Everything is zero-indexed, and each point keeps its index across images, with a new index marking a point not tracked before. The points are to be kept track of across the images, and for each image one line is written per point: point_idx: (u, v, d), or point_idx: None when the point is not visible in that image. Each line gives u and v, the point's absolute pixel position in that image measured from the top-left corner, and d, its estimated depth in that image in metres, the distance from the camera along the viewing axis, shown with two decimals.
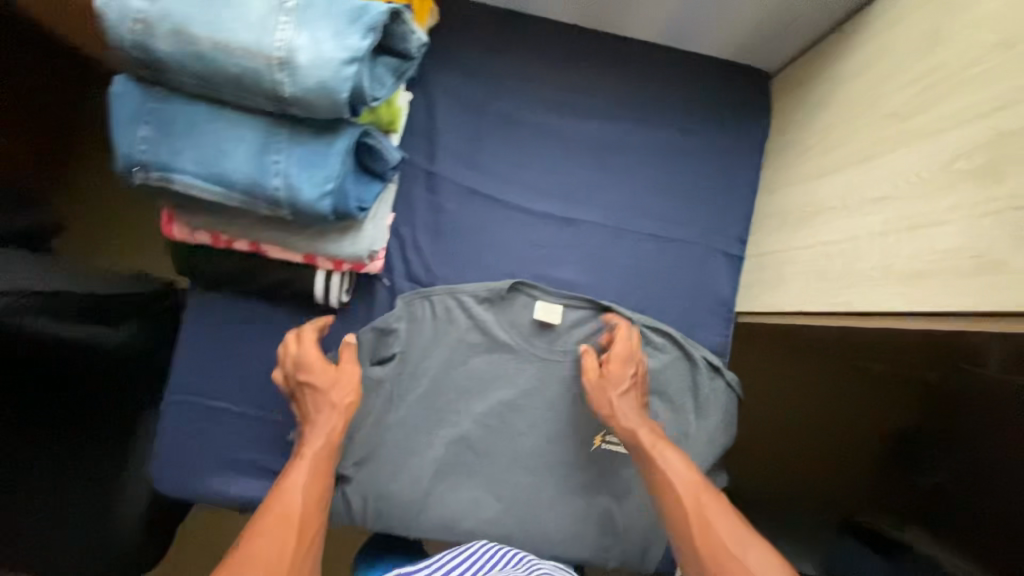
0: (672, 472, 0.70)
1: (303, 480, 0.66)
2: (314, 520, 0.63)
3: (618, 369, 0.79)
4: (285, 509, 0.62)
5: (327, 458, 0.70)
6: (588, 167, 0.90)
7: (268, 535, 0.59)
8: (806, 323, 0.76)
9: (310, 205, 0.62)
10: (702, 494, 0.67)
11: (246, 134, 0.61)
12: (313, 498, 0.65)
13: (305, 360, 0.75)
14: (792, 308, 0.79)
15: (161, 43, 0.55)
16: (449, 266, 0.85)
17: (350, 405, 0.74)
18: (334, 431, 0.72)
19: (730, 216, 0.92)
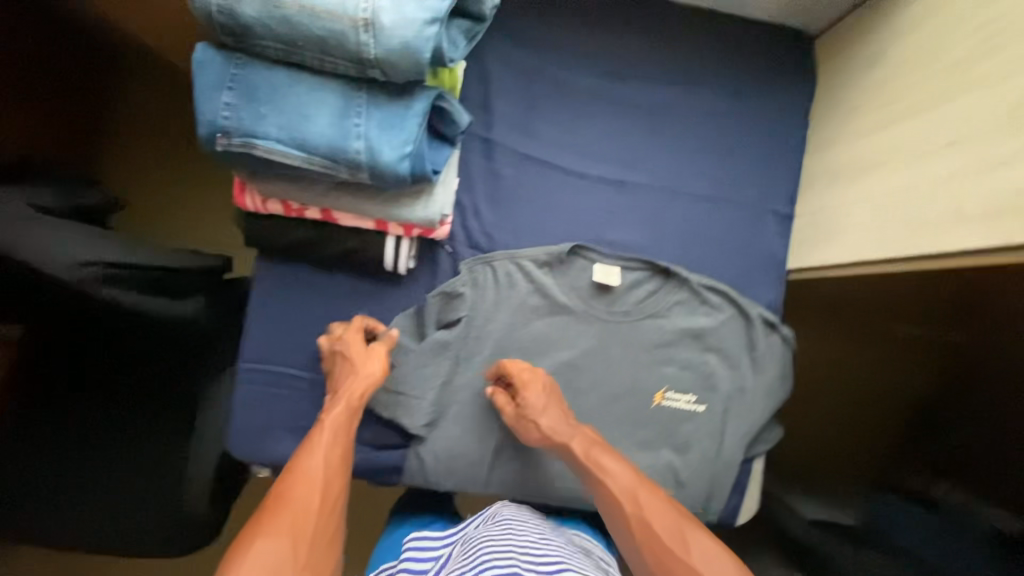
0: (614, 482, 0.73)
1: (323, 443, 0.71)
2: (336, 479, 0.70)
3: (534, 396, 0.79)
4: (307, 468, 0.68)
5: (348, 424, 0.75)
6: (643, 129, 0.89)
7: (294, 492, 0.65)
8: (866, 272, 0.76)
9: (390, 167, 0.66)
10: (644, 498, 0.71)
11: (327, 99, 0.65)
12: (333, 463, 0.71)
13: (345, 338, 0.78)
14: (849, 260, 0.78)
15: (249, 7, 0.59)
16: (508, 232, 0.87)
17: (376, 375, 0.77)
18: (355, 395, 0.76)
19: (784, 175, 0.90)
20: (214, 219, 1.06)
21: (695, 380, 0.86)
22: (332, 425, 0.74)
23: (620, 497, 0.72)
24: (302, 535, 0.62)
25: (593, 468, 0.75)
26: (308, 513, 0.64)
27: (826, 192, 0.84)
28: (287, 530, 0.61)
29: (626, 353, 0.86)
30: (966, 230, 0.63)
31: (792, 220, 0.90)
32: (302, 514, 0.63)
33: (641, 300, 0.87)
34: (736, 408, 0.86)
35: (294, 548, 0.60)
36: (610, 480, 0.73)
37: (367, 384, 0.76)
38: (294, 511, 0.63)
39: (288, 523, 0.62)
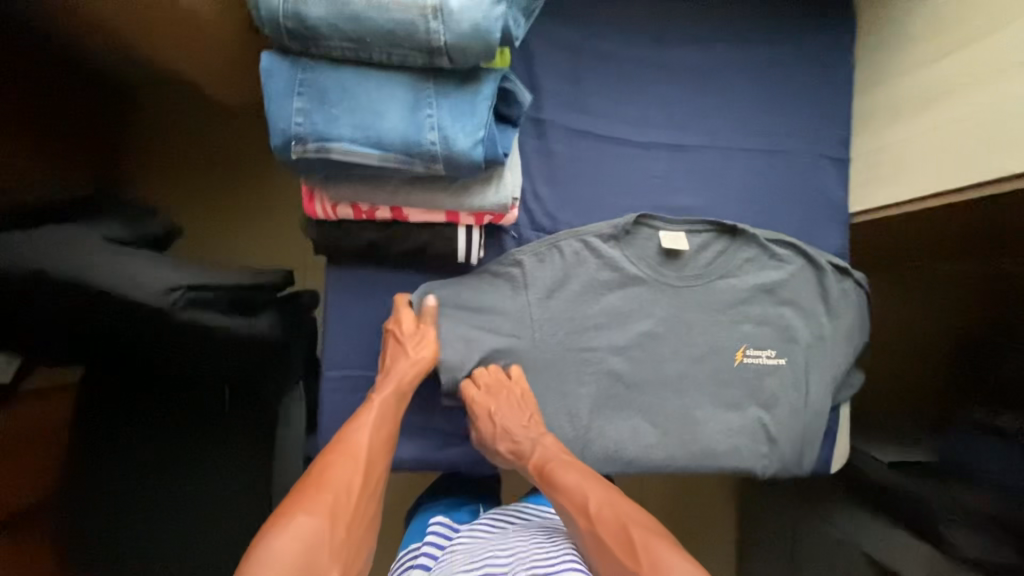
0: (567, 495, 0.75)
1: (369, 421, 0.74)
2: (378, 459, 0.73)
3: (486, 425, 0.80)
4: (351, 445, 0.71)
5: (396, 404, 0.77)
6: (690, 91, 0.89)
7: (335, 467, 0.69)
8: (938, 202, 0.78)
9: (466, 154, 0.66)
10: (595, 510, 0.72)
11: (397, 94, 0.65)
12: (380, 439, 0.74)
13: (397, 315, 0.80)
14: (924, 192, 0.79)
15: (317, 8, 0.59)
16: (570, 210, 0.87)
17: (428, 361, 0.78)
18: (404, 380, 0.77)
19: (834, 119, 0.91)
20: (272, 229, 1.08)
21: (774, 335, 0.86)
22: (381, 404, 0.76)
23: (573, 511, 0.73)
24: (341, 512, 0.65)
25: (546, 482, 0.77)
26: (349, 489, 0.67)
27: (885, 128, 0.86)
28: (327, 505, 0.65)
29: (703, 316, 0.86)
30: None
31: (847, 163, 0.91)
32: (342, 490, 0.67)
33: (710, 261, 0.87)
34: (818, 358, 0.86)
35: (333, 524, 0.63)
36: (562, 497, 0.75)
37: (418, 368, 0.77)
38: (335, 487, 0.67)
39: (330, 497, 0.65)
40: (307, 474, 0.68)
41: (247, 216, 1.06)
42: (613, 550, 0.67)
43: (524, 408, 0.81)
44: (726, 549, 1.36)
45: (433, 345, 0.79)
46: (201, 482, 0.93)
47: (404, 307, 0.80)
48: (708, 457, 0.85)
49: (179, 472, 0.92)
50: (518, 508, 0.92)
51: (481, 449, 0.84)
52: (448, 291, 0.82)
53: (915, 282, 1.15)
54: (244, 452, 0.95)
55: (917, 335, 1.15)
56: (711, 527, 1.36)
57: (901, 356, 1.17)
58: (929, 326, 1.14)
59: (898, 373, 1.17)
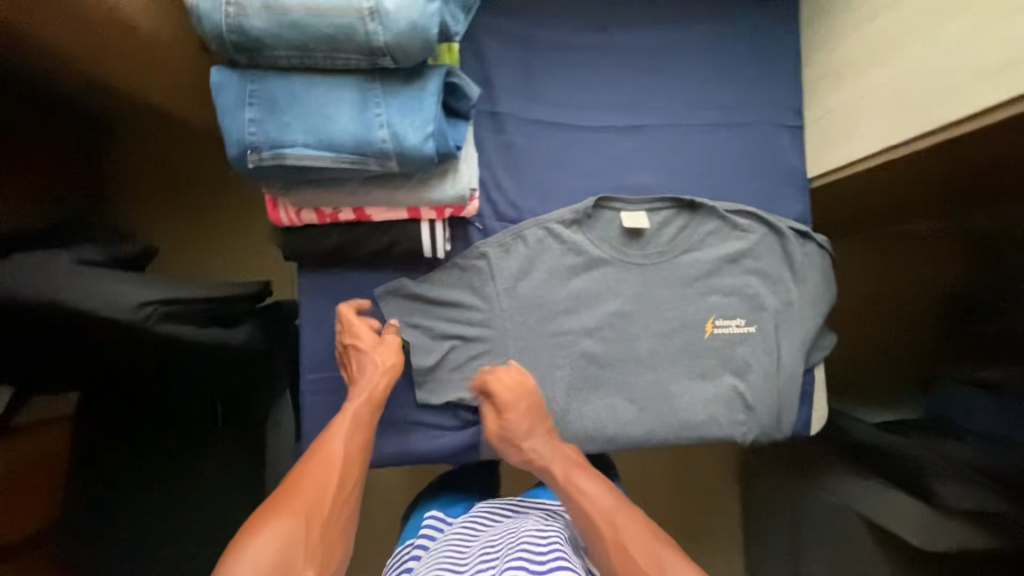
0: (586, 501, 0.74)
1: (343, 429, 0.75)
2: (353, 466, 0.73)
3: (516, 417, 0.79)
4: (327, 452, 0.72)
5: (369, 413, 0.78)
6: (642, 72, 0.91)
7: (311, 473, 0.69)
8: (893, 156, 0.79)
9: (417, 149, 0.68)
10: (618, 517, 0.71)
11: (345, 97, 0.67)
12: (354, 447, 0.74)
13: (352, 326, 0.80)
14: (876, 147, 0.80)
15: (257, 20, 0.61)
16: (533, 198, 0.88)
17: (394, 366, 0.80)
18: (376, 389, 0.78)
19: (786, 88, 0.92)
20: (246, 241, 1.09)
21: (741, 304, 0.88)
22: (355, 411, 0.76)
23: (594, 515, 0.72)
24: (316, 515, 0.66)
25: (566, 487, 0.76)
26: (324, 495, 0.68)
27: (836, 91, 0.87)
28: (302, 509, 0.65)
29: (670, 291, 0.88)
30: (989, 87, 0.65)
31: (803, 130, 0.92)
32: (319, 496, 0.67)
33: (674, 237, 0.89)
34: (786, 322, 0.88)
35: (307, 527, 0.64)
36: (584, 503, 0.73)
37: (387, 376, 0.79)
38: (310, 492, 0.67)
39: (306, 502, 0.66)
40: (282, 486, 0.68)
41: (219, 233, 1.07)
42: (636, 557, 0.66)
43: (540, 414, 0.81)
44: (729, 519, 1.40)
45: (399, 352, 0.81)
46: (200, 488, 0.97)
47: (355, 319, 0.81)
48: (687, 429, 0.87)
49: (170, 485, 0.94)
50: (508, 500, 0.94)
51: (496, 444, 0.81)
52: (417, 287, 0.84)
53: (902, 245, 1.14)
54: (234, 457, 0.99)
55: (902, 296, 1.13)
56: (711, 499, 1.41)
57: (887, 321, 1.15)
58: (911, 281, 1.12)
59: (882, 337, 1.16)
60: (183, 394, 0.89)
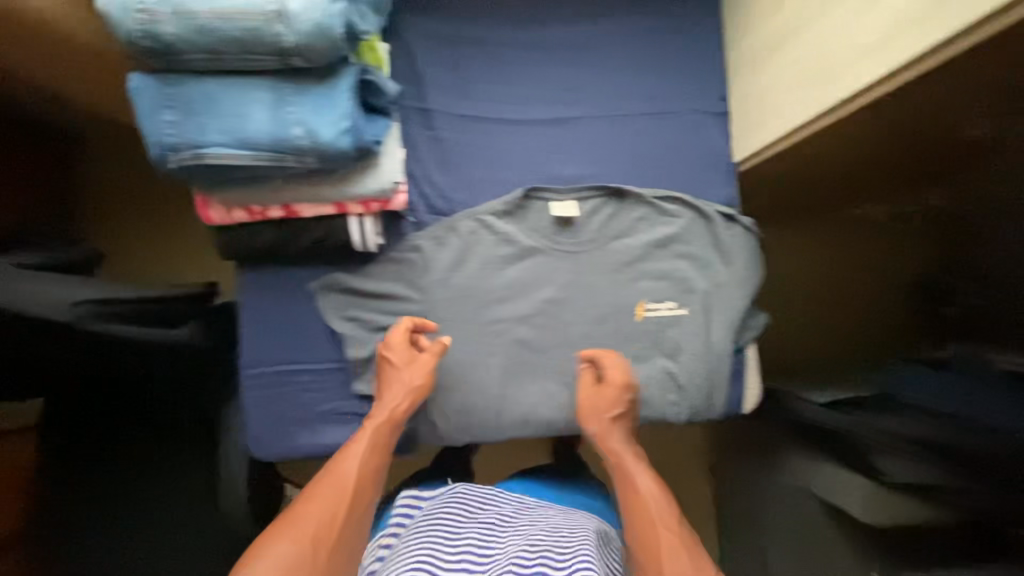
0: (637, 499, 0.78)
1: (360, 451, 0.76)
2: (367, 488, 0.75)
3: (614, 397, 0.84)
4: (340, 473, 0.74)
5: (387, 432, 0.80)
6: (567, 66, 0.93)
7: (323, 495, 0.71)
8: (807, 134, 0.80)
9: (332, 144, 0.70)
10: (665, 519, 0.75)
11: (261, 97, 0.70)
12: (368, 469, 0.76)
13: (390, 337, 0.83)
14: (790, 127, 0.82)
15: (168, 27, 0.64)
16: (464, 190, 0.90)
17: (419, 388, 0.82)
18: (397, 410, 0.81)
19: (710, 76, 0.94)
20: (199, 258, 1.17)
21: (671, 288, 0.90)
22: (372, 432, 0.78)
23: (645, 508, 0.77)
24: (323, 539, 0.68)
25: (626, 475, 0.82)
26: (334, 518, 0.70)
27: (753, 75, 0.89)
28: (309, 533, 0.67)
29: (601, 278, 0.90)
30: (875, 61, 0.67)
31: (728, 117, 0.95)
32: (329, 519, 0.69)
33: (604, 225, 0.91)
34: (716, 303, 0.90)
35: (315, 550, 0.67)
36: (640, 498, 0.78)
37: (409, 397, 0.82)
38: (320, 514, 0.69)
39: (314, 526, 0.68)
40: (295, 506, 0.71)
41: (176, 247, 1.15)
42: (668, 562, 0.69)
43: (627, 410, 0.87)
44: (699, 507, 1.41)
45: (426, 375, 0.82)
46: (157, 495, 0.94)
47: (399, 336, 0.83)
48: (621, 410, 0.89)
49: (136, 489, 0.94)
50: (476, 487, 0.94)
51: (581, 406, 0.86)
52: (352, 281, 0.86)
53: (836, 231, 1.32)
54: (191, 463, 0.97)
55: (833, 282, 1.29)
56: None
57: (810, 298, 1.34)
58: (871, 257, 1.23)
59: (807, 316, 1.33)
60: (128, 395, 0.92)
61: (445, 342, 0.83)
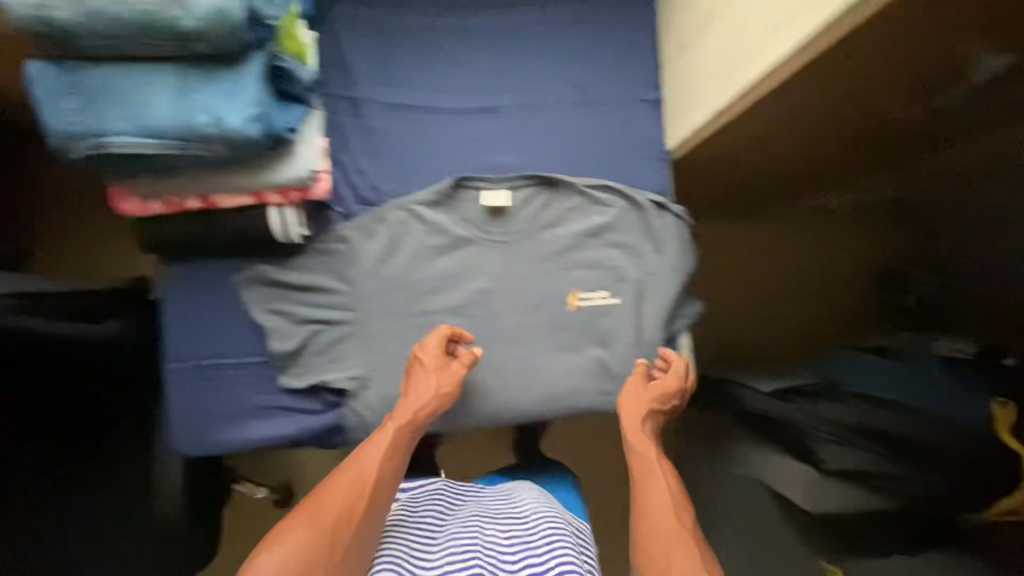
0: (653, 493, 0.76)
1: (383, 445, 0.74)
2: (384, 486, 0.72)
3: (657, 392, 0.86)
4: (363, 466, 0.71)
5: (410, 433, 0.77)
6: (498, 56, 0.93)
7: (341, 487, 0.69)
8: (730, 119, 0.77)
9: (240, 131, 0.69)
10: (679, 517, 0.72)
11: (166, 83, 0.68)
12: (388, 467, 0.73)
13: (428, 341, 0.83)
14: (712, 111, 0.78)
15: (61, 11, 0.61)
16: (393, 180, 0.89)
17: (445, 393, 0.80)
18: (422, 411, 0.79)
19: (642, 64, 0.94)
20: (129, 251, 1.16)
21: (604, 277, 0.90)
22: (396, 428, 0.76)
23: (651, 505, 0.75)
24: (340, 533, 0.65)
25: (647, 468, 0.80)
26: (351, 513, 0.67)
27: (680, 62, 0.89)
28: (327, 523, 0.65)
29: (533, 268, 0.90)
30: (773, 47, 0.64)
31: (660, 105, 0.94)
32: (346, 512, 0.67)
33: (536, 214, 0.90)
34: (649, 292, 0.89)
35: (330, 541, 0.64)
36: (654, 494, 0.76)
37: (436, 400, 0.80)
38: (337, 506, 0.67)
39: (332, 517, 0.66)
40: (314, 496, 0.69)
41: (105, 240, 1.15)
42: (676, 562, 0.66)
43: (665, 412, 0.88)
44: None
45: (455, 382, 0.82)
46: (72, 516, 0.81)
47: (436, 340, 0.83)
48: (552, 400, 0.88)
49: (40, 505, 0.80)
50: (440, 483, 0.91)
51: (628, 392, 0.86)
52: (278, 272, 0.85)
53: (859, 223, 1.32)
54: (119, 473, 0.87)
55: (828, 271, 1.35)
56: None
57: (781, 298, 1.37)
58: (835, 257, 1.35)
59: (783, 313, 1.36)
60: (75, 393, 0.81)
61: (474, 355, 0.84)
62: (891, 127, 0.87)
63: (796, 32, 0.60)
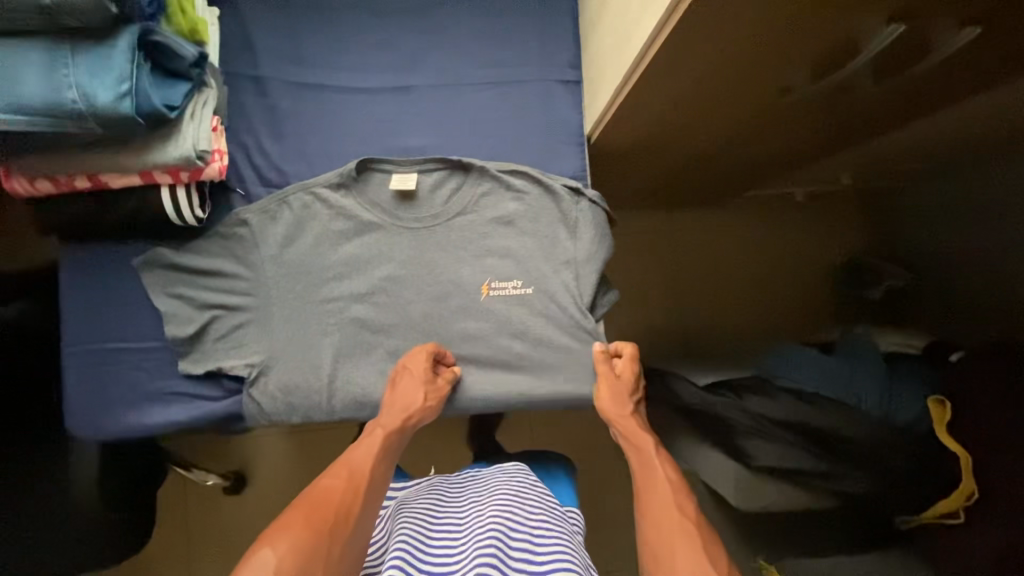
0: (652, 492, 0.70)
1: (373, 451, 0.74)
2: (375, 491, 0.69)
3: (629, 377, 0.87)
4: (355, 470, 0.70)
5: (394, 442, 0.77)
6: (409, 33, 0.90)
7: (337, 487, 0.66)
8: (637, 87, 0.72)
9: (112, 109, 0.67)
10: (682, 504, 0.67)
11: (31, 57, 0.65)
12: (378, 474, 0.72)
13: (415, 352, 0.83)
14: (620, 80, 0.75)
15: None
16: (299, 163, 0.87)
17: (431, 406, 0.80)
18: (408, 420, 0.79)
19: (559, 43, 0.91)
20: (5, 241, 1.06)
21: (516, 265, 0.86)
22: (386, 436, 0.76)
23: (653, 504, 0.68)
24: (338, 532, 0.61)
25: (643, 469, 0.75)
26: (347, 513, 0.64)
27: (592, 39, 0.85)
28: (326, 518, 0.61)
29: (443, 254, 0.86)
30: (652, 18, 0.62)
31: (580, 85, 0.91)
32: (343, 512, 0.63)
33: (447, 198, 0.87)
34: (564, 280, 0.86)
35: (330, 538, 0.60)
36: (654, 490, 0.70)
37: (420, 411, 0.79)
38: (335, 506, 0.63)
39: (331, 514, 0.62)
40: (304, 496, 0.65)
41: None
42: (679, 547, 0.60)
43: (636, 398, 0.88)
44: (617, 498, 1.34)
45: (440, 396, 0.81)
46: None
47: (423, 354, 0.82)
48: (455, 393, 0.85)
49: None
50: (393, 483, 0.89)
51: (608, 381, 0.84)
52: (176, 255, 0.83)
53: (815, 215, 1.32)
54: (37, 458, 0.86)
55: (787, 265, 1.33)
56: (596, 480, 1.34)
57: (742, 298, 1.32)
58: (795, 250, 1.33)
59: (743, 314, 1.31)
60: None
61: (456, 374, 0.84)
62: (834, 102, 0.82)
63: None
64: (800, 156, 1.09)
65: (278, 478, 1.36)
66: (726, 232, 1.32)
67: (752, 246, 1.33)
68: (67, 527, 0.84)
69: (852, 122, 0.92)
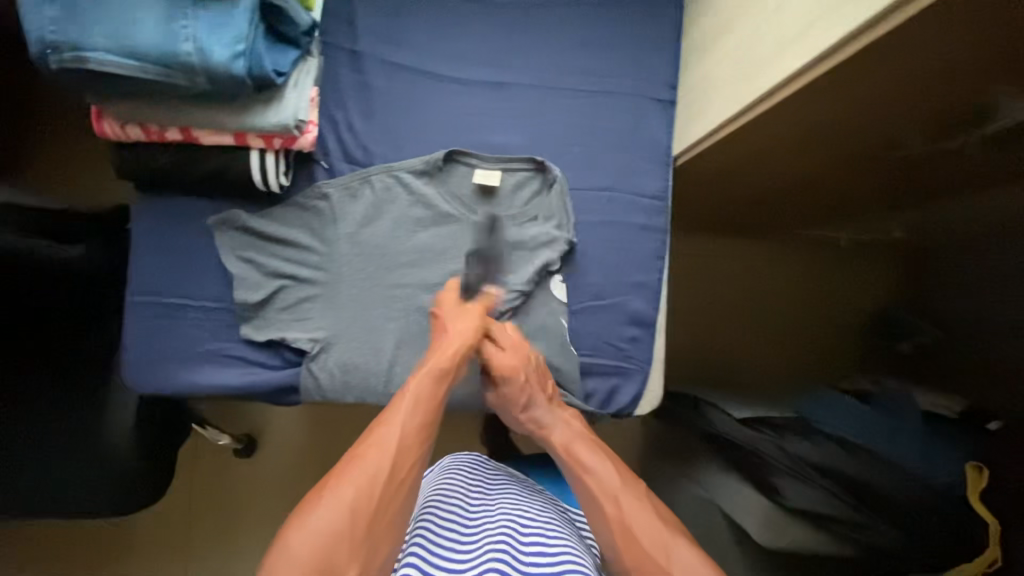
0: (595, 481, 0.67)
1: (405, 407, 0.67)
2: (414, 453, 0.64)
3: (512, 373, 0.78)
4: (384, 432, 0.64)
5: (433, 386, 0.71)
6: (512, 28, 0.90)
7: (364, 455, 0.61)
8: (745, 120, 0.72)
9: (224, 67, 0.66)
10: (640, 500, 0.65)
11: (155, 7, 0.65)
12: (412, 429, 0.65)
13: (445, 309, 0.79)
14: (728, 110, 0.74)
15: None
16: (385, 144, 0.86)
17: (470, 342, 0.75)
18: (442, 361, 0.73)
19: (660, 60, 0.90)
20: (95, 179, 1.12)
21: (586, 278, 0.86)
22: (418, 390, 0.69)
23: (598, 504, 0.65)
24: (363, 513, 0.57)
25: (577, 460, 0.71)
26: (377, 482, 0.60)
27: (696, 65, 0.85)
28: (350, 499, 0.58)
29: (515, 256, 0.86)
30: (784, 59, 0.62)
31: (673, 106, 0.90)
32: (372, 484, 0.59)
33: (527, 201, 0.86)
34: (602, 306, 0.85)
35: (353, 523, 0.56)
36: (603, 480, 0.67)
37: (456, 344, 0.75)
38: (365, 476, 0.60)
39: (353, 493, 0.58)
40: (340, 461, 0.62)
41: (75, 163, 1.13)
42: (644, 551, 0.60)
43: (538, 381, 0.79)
44: None
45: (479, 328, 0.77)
46: (20, 430, 0.84)
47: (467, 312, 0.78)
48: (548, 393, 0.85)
49: (36, 436, 0.85)
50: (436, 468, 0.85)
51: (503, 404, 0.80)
52: (252, 218, 0.83)
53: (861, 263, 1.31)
54: (83, 401, 0.86)
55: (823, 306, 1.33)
56: None
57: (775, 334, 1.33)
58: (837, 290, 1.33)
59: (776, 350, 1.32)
60: (44, 319, 0.87)
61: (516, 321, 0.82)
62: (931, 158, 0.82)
63: (812, 46, 0.57)
64: (859, 206, 1.11)
65: (293, 445, 1.35)
66: (766, 267, 1.33)
67: (792, 281, 1.33)
68: (106, 472, 0.84)
69: (939, 177, 0.92)
